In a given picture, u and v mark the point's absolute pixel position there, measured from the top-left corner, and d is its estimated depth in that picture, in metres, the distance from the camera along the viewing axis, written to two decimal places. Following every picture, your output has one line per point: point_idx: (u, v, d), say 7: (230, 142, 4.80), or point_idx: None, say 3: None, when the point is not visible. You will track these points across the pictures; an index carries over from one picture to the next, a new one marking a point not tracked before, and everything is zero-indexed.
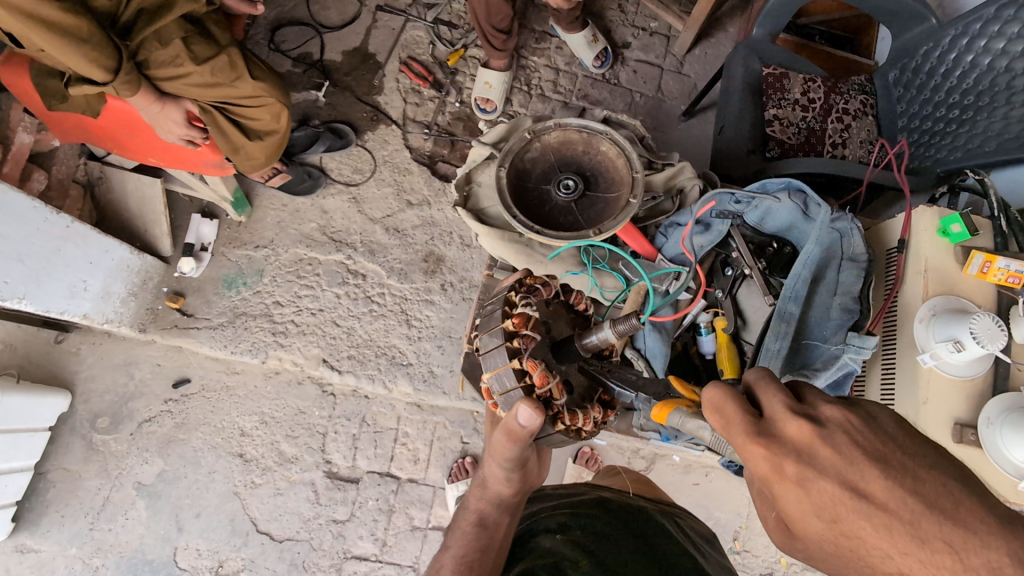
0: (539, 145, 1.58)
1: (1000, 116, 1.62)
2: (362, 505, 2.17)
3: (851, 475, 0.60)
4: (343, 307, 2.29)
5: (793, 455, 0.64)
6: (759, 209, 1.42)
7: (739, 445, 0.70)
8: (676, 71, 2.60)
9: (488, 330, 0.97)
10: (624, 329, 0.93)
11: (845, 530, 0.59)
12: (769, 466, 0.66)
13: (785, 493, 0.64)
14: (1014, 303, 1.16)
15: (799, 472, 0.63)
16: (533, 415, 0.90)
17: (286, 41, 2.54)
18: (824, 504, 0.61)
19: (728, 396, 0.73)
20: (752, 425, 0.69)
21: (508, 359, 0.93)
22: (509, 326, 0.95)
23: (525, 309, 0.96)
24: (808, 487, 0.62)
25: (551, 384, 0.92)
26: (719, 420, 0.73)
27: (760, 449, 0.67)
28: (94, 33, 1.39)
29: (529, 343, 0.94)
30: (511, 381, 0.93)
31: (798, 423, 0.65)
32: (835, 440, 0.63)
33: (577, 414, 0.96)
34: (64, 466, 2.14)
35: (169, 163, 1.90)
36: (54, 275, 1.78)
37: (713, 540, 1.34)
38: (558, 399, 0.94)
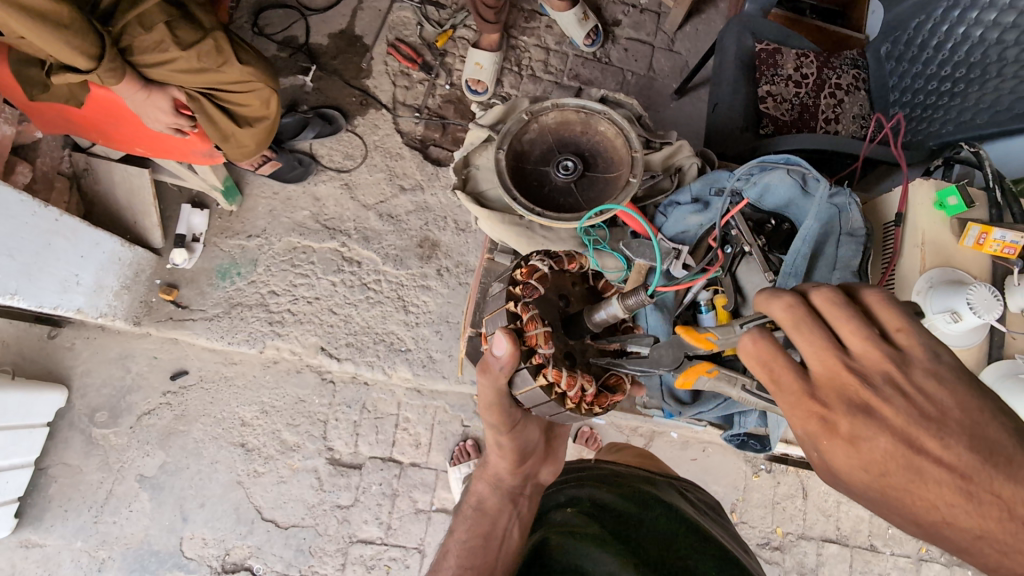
0: (536, 126, 1.57)
1: (991, 88, 1.63)
2: (365, 490, 2.19)
3: (906, 430, 0.61)
4: (340, 295, 2.28)
5: (848, 412, 0.64)
6: (757, 185, 1.42)
7: (784, 400, 0.69)
8: (667, 49, 2.58)
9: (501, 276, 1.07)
10: (636, 302, 0.90)
11: (891, 483, 0.61)
12: (819, 423, 0.66)
13: (831, 447, 0.65)
14: (1009, 273, 1.20)
15: (850, 427, 0.63)
16: (505, 349, 0.96)
17: (270, 25, 2.48)
18: (874, 461, 0.62)
19: (776, 345, 0.69)
20: (801, 379, 0.68)
21: (504, 302, 1.00)
22: (517, 275, 1.02)
23: (537, 263, 1.01)
24: (859, 443, 0.63)
25: (538, 331, 0.95)
26: (762, 373, 0.71)
27: (808, 402, 0.67)
28: (74, 19, 1.34)
29: (532, 295, 0.99)
30: (502, 322, 1.00)
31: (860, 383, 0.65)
32: (894, 398, 0.63)
33: (560, 373, 0.95)
34: (65, 461, 2.13)
35: (157, 153, 1.87)
36: (46, 269, 1.75)
37: (717, 507, 1.37)
38: (540, 350, 0.96)
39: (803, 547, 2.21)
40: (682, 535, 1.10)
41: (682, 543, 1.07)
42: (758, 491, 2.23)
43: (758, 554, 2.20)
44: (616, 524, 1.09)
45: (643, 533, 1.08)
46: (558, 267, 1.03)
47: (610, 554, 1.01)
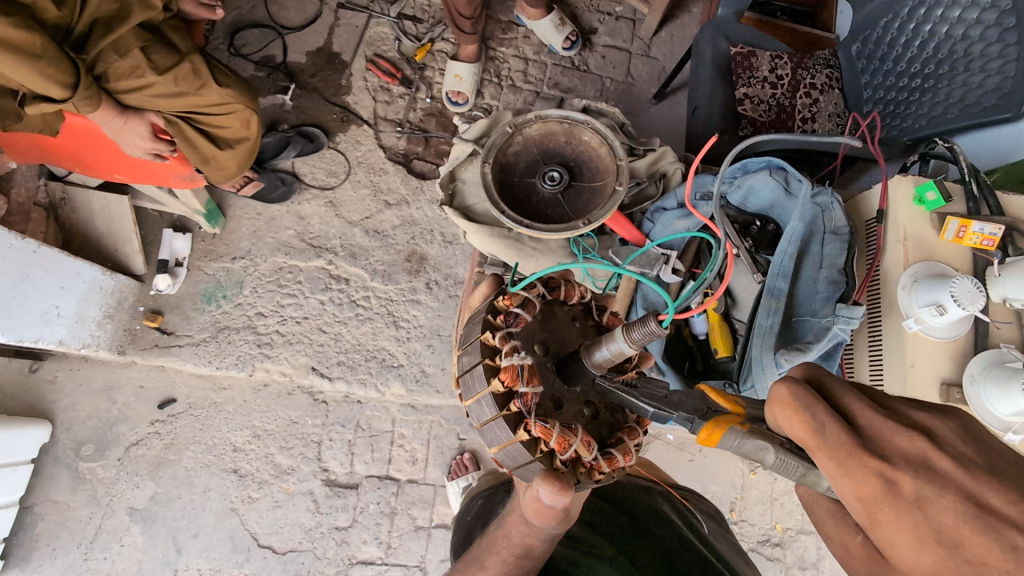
0: (521, 138, 1.57)
1: (960, 83, 1.68)
2: (363, 510, 2.16)
3: (969, 490, 0.60)
4: (329, 313, 2.26)
5: (908, 470, 0.64)
6: (741, 188, 1.45)
7: (837, 459, 0.68)
8: (644, 55, 2.61)
9: (478, 398, 0.91)
10: (641, 337, 0.79)
11: (968, 555, 0.57)
12: (877, 484, 0.65)
13: (897, 513, 0.63)
14: (989, 265, 1.21)
15: (915, 488, 0.63)
16: (557, 490, 0.87)
17: (246, 45, 2.46)
18: (943, 523, 0.60)
19: (813, 396, 0.73)
20: (850, 432, 0.69)
21: (513, 434, 0.88)
22: (500, 387, 0.89)
23: (511, 357, 0.88)
24: (925, 505, 0.61)
25: (573, 444, 0.86)
26: (808, 427, 0.71)
27: (867, 463, 0.66)
28: (47, 47, 1.32)
29: (529, 401, 0.88)
30: (525, 455, 0.88)
31: (911, 437, 0.66)
32: (948, 453, 0.64)
33: (614, 459, 0.89)
34: (51, 498, 2.08)
35: (136, 178, 1.84)
36: (25, 302, 1.71)
37: (717, 516, 1.38)
38: (585, 457, 0.88)
39: (803, 542, 2.23)
40: (678, 545, 1.10)
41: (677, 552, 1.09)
42: (756, 489, 2.25)
43: (759, 552, 2.21)
44: (613, 535, 1.13)
45: (639, 543, 1.11)
46: (523, 324, 0.93)
47: (605, 566, 1.05)
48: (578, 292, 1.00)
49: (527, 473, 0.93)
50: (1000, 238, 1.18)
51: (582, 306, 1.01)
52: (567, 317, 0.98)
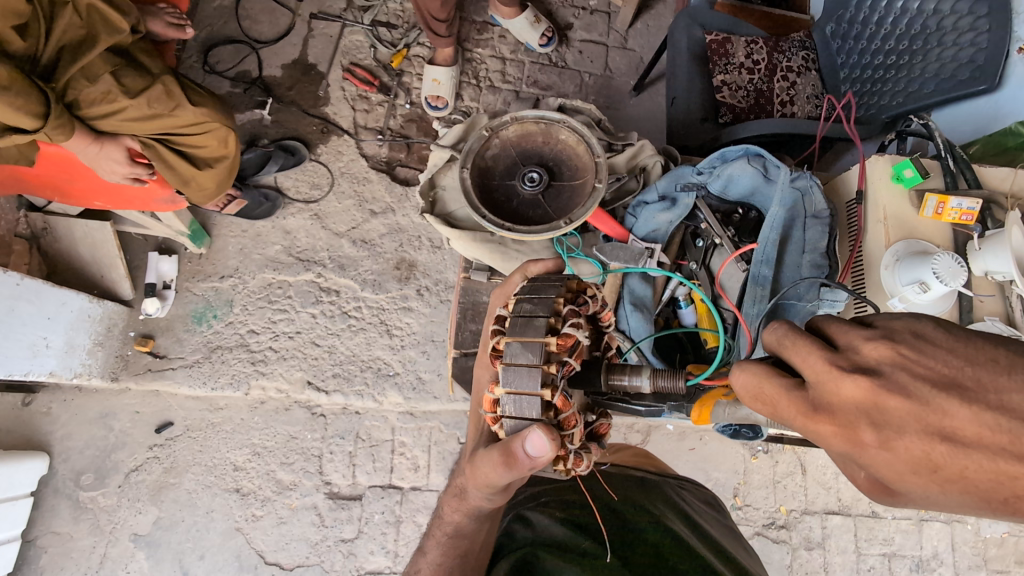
0: (498, 141, 1.57)
1: (933, 59, 1.67)
2: (368, 521, 2.16)
3: (933, 419, 0.57)
4: (321, 326, 2.25)
5: (862, 419, 0.62)
6: (720, 177, 1.45)
7: (804, 426, 0.68)
8: (620, 47, 2.61)
9: (524, 340, 0.79)
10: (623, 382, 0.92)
11: (948, 477, 0.57)
12: (844, 440, 0.64)
13: (871, 459, 0.62)
14: (970, 240, 1.22)
15: (878, 437, 0.61)
16: (546, 452, 0.79)
17: (220, 62, 2.44)
18: (914, 455, 0.58)
19: (760, 370, 0.72)
20: (800, 395, 0.68)
21: (541, 389, 0.78)
22: (552, 346, 0.79)
23: (576, 330, 0.81)
24: (892, 447, 0.60)
25: (574, 428, 0.83)
26: (767, 407, 0.72)
27: (828, 425, 0.65)
28: (15, 79, 1.31)
29: (566, 371, 0.81)
30: (534, 411, 0.80)
31: (855, 381, 0.63)
32: (898, 384, 0.60)
33: (583, 461, 0.86)
34: (53, 529, 2.07)
35: (116, 204, 1.83)
36: (11, 336, 1.70)
37: (714, 501, 1.40)
38: (572, 446, 0.83)
39: (808, 522, 2.24)
40: (671, 546, 1.09)
41: (671, 554, 1.07)
42: (758, 473, 2.26)
43: (765, 535, 2.22)
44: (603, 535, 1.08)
45: (630, 547, 1.07)
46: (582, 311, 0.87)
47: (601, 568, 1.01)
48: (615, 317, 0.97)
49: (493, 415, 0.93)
50: (977, 212, 1.21)
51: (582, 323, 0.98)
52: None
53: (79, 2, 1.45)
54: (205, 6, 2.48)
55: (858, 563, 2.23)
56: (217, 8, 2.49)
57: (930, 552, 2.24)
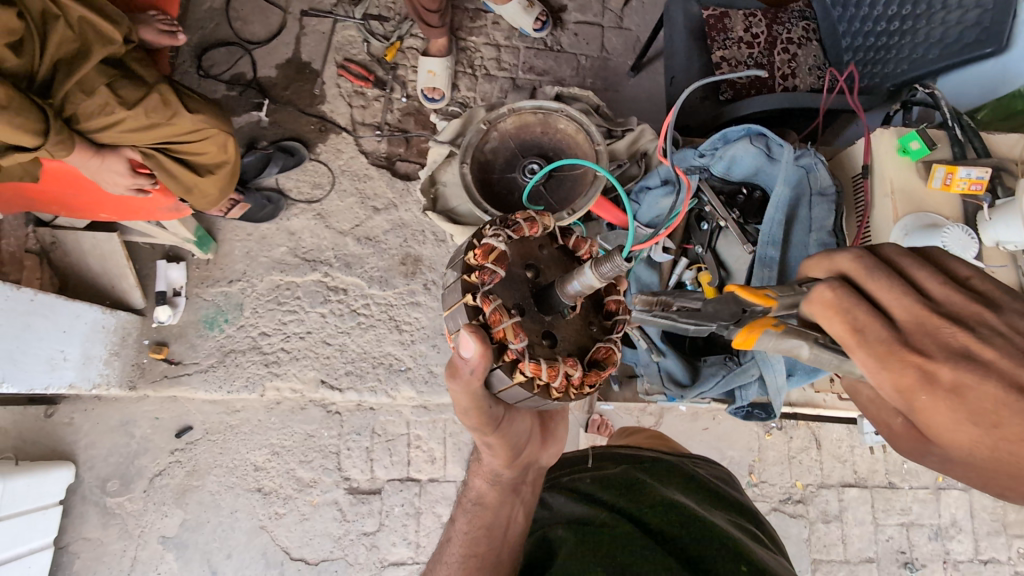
0: (496, 133, 1.56)
1: (938, 22, 1.63)
2: (389, 514, 2.19)
3: (1013, 377, 0.69)
4: (331, 325, 2.27)
5: (951, 361, 0.72)
6: (723, 158, 1.44)
7: (876, 354, 0.77)
8: (616, 27, 2.56)
9: (454, 262, 0.99)
10: (609, 271, 0.84)
11: (1006, 434, 0.67)
12: (917, 376, 0.73)
13: (936, 399, 0.72)
14: (980, 210, 1.21)
15: (954, 380, 0.71)
16: (473, 348, 0.88)
17: (214, 65, 2.43)
18: (982, 408, 0.69)
19: (852, 297, 0.80)
20: (889, 327, 0.77)
21: (461, 295, 0.92)
22: (471, 260, 0.93)
23: (491, 239, 0.92)
24: (962, 393, 0.70)
25: (504, 324, 0.88)
26: (850, 327, 0.79)
27: (907, 358, 0.74)
28: (13, 98, 1.31)
29: (487, 278, 0.91)
30: (462, 318, 0.92)
31: (954, 331, 0.74)
32: (986, 341, 0.72)
33: (540, 365, 0.88)
34: (84, 535, 2.12)
35: (122, 216, 1.84)
36: (29, 352, 1.73)
37: (729, 479, 1.40)
38: (512, 344, 0.89)
39: (825, 496, 2.25)
40: (685, 518, 1.09)
41: (688, 529, 1.07)
42: (772, 450, 2.27)
43: (782, 510, 2.23)
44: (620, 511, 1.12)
45: (645, 520, 1.09)
46: (516, 234, 0.94)
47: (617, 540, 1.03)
48: (587, 246, 0.99)
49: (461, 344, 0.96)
50: (987, 181, 1.18)
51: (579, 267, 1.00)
52: (519, 273, 0.95)
53: (70, 16, 1.44)
54: (195, 8, 2.46)
55: (877, 533, 2.24)
56: (207, 11, 2.47)
57: (949, 520, 2.25)
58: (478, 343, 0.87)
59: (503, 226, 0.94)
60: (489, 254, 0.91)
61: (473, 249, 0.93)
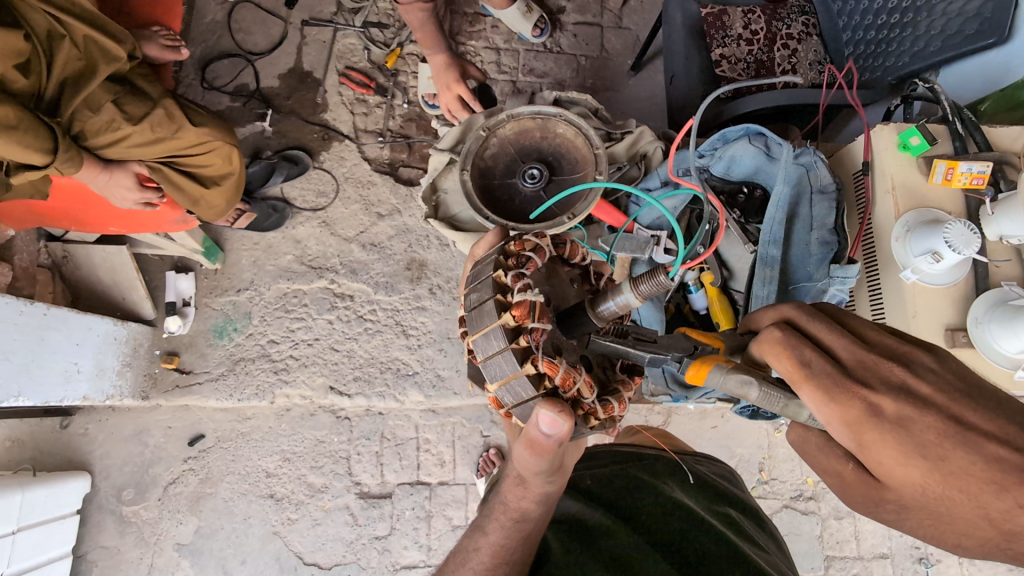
0: (496, 140, 1.58)
1: (940, 13, 1.64)
2: (400, 517, 2.21)
3: (952, 411, 0.75)
4: (339, 331, 2.29)
5: (894, 397, 0.77)
6: (723, 159, 1.46)
7: (824, 388, 0.81)
8: (615, 27, 2.56)
9: (485, 332, 0.86)
10: (648, 289, 0.88)
11: (949, 468, 0.72)
12: (864, 410, 0.78)
13: (883, 434, 0.77)
14: (982, 205, 1.21)
15: (897, 415, 0.76)
16: (560, 420, 0.84)
17: (218, 77, 2.46)
18: (928, 440, 0.74)
19: (796, 337, 0.86)
20: (834, 364, 0.83)
21: (521, 367, 0.84)
22: (511, 321, 0.85)
23: (525, 293, 0.86)
24: (907, 426, 0.75)
25: (578, 382, 0.87)
26: (797, 362, 0.84)
27: (853, 394, 0.80)
28: (21, 117, 1.33)
29: (538, 337, 0.86)
30: (528, 390, 0.86)
31: (892, 368, 0.80)
32: (922, 376, 0.79)
33: (610, 405, 0.92)
34: (102, 544, 2.16)
35: (131, 229, 1.87)
36: (44, 365, 1.76)
37: (732, 478, 1.41)
38: (587, 398, 0.89)
39: None
40: (681, 524, 1.14)
41: (693, 538, 1.11)
42: (782, 447, 2.26)
43: (793, 508, 2.22)
44: (623, 517, 1.17)
45: (643, 525, 1.15)
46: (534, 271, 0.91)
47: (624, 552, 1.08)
48: (581, 251, 1.01)
49: (524, 414, 0.90)
50: (988, 175, 1.19)
51: (580, 270, 1.04)
52: None
53: (76, 35, 1.47)
54: (198, 21, 2.49)
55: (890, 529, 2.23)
56: (209, 23, 2.50)
57: None
58: (569, 416, 0.84)
59: (519, 270, 0.90)
60: (531, 312, 0.85)
61: (509, 312, 0.85)
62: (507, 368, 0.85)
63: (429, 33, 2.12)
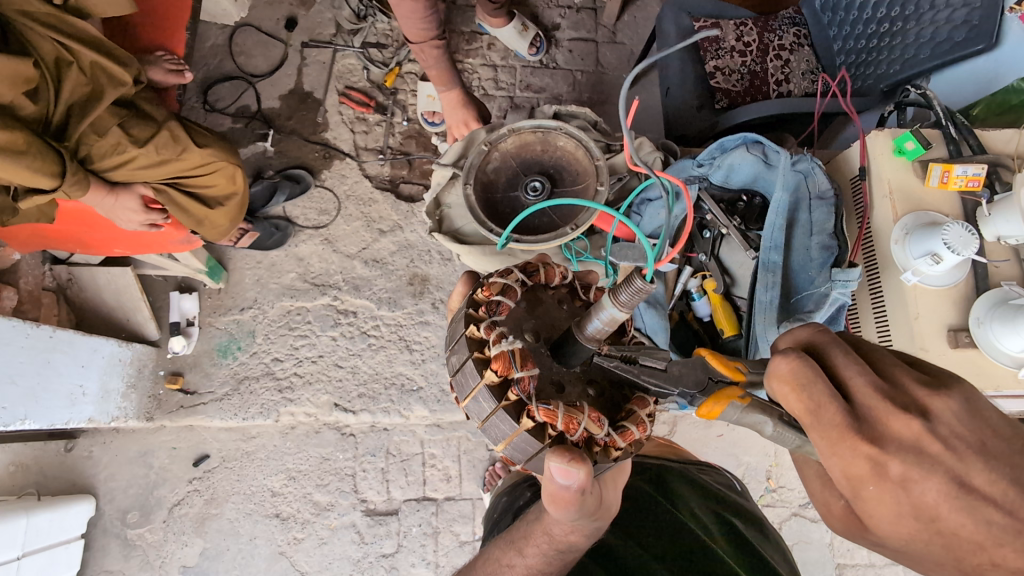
0: (497, 154, 1.60)
1: (928, 22, 1.66)
2: (407, 534, 2.19)
3: (962, 471, 0.62)
4: (342, 348, 2.29)
5: (901, 454, 0.64)
6: (722, 167, 1.48)
7: (828, 438, 0.69)
8: (610, 42, 2.61)
9: (475, 394, 0.88)
10: (628, 299, 0.79)
11: (941, 529, 0.63)
12: (867, 466, 0.66)
13: (882, 492, 0.66)
14: (978, 206, 1.23)
15: (902, 474, 0.64)
16: (573, 469, 0.82)
17: (220, 99, 2.49)
18: (924, 503, 0.63)
19: (813, 371, 0.71)
20: (846, 412, 0.68)
21: (517, 424, 0.85)
22: (495, 379, 0.86)
23: (499, 345, 0.85)
24: (910, 486, 0.64)
25: (582, 422, 0.83)
26: (804, 404, 0.71)
27: (859, 446, 0.67)
28: (30, 142, 1.35)
29: (527, 386, 0.85)
30: (534, 443, 0.85)
31: (907, 420, 0.66)
32: (943, 429, 0.65)
33: (629, 432, 0.85)
34: (106, 568, 2.14)
35: (136, 250, 1.88)
36: (50, 387, 1.76)
37: (735, 486, 1.40)
38: (598, 434, 0.84)
39: None
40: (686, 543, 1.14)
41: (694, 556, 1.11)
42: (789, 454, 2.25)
43: (802, 515, 2.21)
44: (629, 535, 1.19)
45: (650, 545, 1.16)
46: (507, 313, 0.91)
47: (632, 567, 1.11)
48: (558, 272, 0.97)
49: (540, 465, 0.90)
50: (984, 177, 1.20)
51: (567, 288, 0.99)
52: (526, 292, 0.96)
53: (83, 62, 1.49)
54: (199, 45, 2.53)
55: None
56: (211, 47, 2.54)
57: None
58: (581, 464, 0.82)
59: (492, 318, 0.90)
60: (512, 363, 0.85)
61: (490, 369, 0.86)
62: (507, 427, 0.86)
63: (443, 71, 2.04)
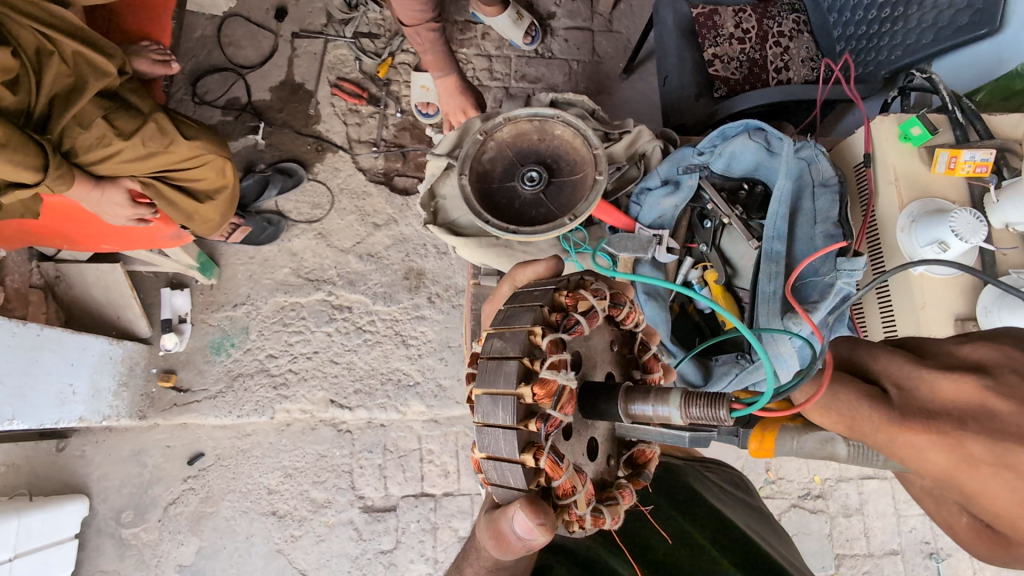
0: (493, 144, 1.57)
1: (930, 6, 1.64)
2: (405, 530, 2.17)
3: None
4: (338, 343, 2.26)
5: (973, 430, 0.55)
6: (723, 155, 1.45)
7: (889, 447, 0.61)
8: (606, 31, 2.57)
9: (495, 395, 0.73)
10: (698, 415, 0.74)
11: None
12: (946, 457, 0.57)
13: (988, 480, 0.54)
14: (987, 192, 1.21)
15: (990, 452, 0.54)
16: (538, 532, 0.74)
17: (209, 92, 2.44)
18: None
19: (835, 391, 0.67)
20: (883, 408, 0.62)
21: (519, 454, 0.72)
22: (529, 400, 0.72)
23: (556, 373, 0.72)
24: (1011, 465, 0.53)
25: (576, 494, 0.76)
26: (847, 426, 0.66)
27: (918, 437, 0.58)
28: (11, 135, 1.31)
29: (553, 425, 0.74)
30: (516, 478, 0.75)
31: (955, 382, 0.58)
32: (1008, 384, 0.55)
33: (599, 521, 0.79)
34: (102, 568, 2.11)
35: (124, 246, 1.84)
36: (39, 386, 1.73)
37: (741, 483, 1.39)
38: (576, 511, 0.77)
39: (843, 489, 2.22)
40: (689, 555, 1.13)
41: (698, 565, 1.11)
42: None
43: (802, 507, 2.21)
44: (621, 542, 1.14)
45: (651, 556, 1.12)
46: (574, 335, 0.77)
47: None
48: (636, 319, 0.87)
49: (504, 496, 0.80)
50: (992, 163, 1.18)
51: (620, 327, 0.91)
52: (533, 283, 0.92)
53: (65, 51, 1.45)
54: (187, 36, 2.48)
55: (899, 525, 2.20)
56: (199, 38, 2.48)
57: None
58: (546, 531, 0.74)
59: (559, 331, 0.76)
60: (555, 400, 0.73)
61: (530, 387, 0.72)
62: (504, 448, 0.74)
63: (438, 56, 1.99)
